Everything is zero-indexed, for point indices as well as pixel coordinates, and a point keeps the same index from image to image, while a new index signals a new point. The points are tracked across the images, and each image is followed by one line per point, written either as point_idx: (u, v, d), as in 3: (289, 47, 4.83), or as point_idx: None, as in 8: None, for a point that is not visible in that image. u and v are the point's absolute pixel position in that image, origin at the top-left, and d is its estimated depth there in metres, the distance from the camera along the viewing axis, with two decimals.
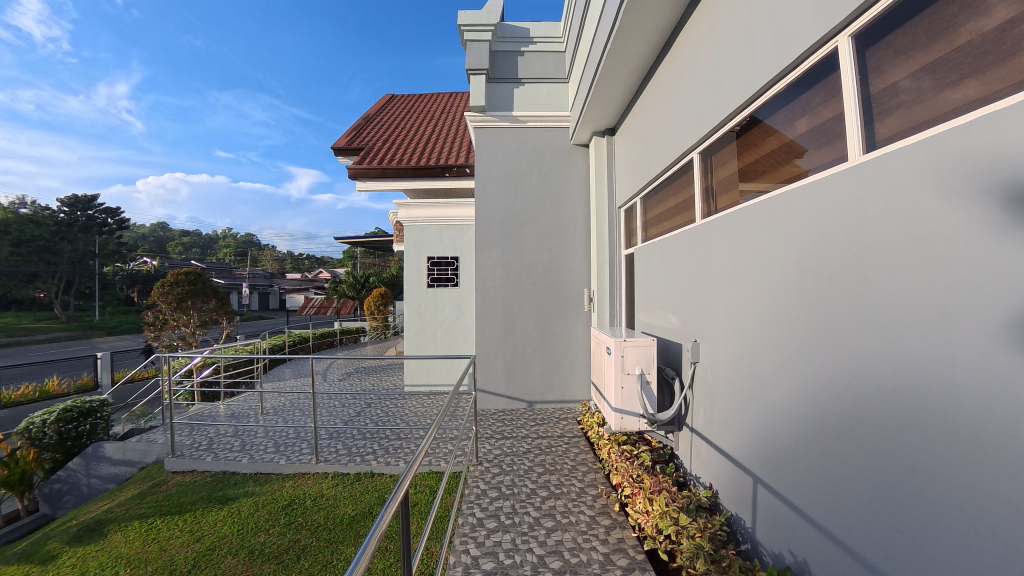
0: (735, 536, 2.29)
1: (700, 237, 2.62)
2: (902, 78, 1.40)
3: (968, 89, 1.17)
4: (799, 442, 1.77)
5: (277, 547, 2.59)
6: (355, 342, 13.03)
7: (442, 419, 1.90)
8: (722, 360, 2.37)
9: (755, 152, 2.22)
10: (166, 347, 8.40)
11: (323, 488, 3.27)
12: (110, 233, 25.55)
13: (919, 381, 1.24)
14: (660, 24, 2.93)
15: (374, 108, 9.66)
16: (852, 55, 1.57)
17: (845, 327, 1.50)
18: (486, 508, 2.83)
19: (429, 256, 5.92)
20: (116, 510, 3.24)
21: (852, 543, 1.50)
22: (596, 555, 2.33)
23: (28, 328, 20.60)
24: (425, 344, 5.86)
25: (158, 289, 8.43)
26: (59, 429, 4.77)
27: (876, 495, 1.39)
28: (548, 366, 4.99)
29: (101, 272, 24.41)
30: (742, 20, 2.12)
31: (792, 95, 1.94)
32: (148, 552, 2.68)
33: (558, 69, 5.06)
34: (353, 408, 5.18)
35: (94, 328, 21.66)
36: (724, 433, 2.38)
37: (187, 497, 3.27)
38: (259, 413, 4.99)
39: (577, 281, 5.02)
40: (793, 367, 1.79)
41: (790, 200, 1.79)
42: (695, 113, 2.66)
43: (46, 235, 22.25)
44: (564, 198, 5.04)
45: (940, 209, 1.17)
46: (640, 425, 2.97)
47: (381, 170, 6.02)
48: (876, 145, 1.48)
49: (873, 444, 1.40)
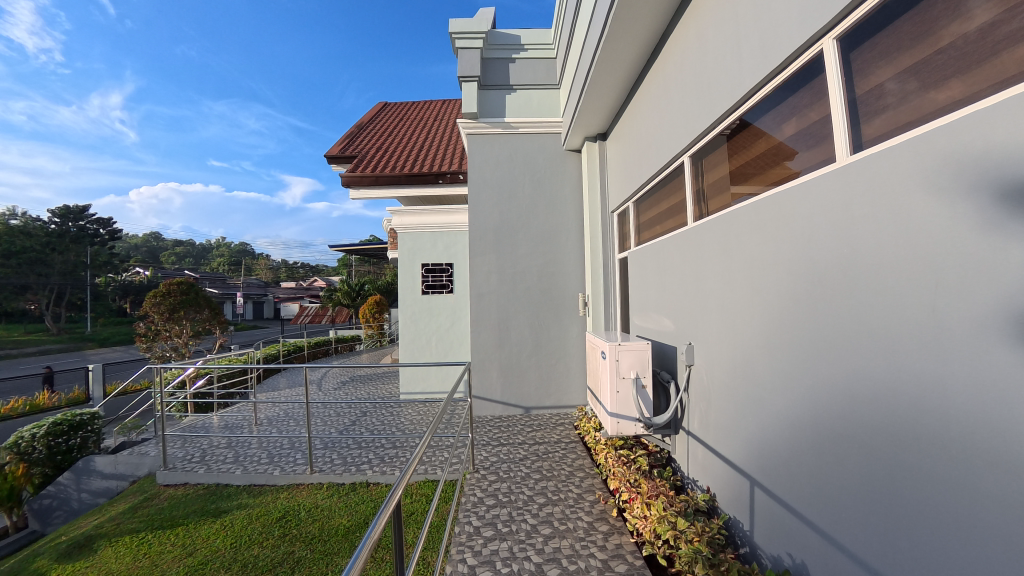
0: (733, 540, 2.27)
1: (693, 240, 2.62)
2: (887, 80, 1.41)
3: (952, 89, 1.18)
4: (795, 443, 1.76)
5: (271, 560, 2.55)
6: (352, 350, 13.10)
7: (437, 424, 1.84)
8: (718, 364, 2.36)
9: (746, 155, 2.22)
10: (159, 359, 8.42)
11: (318, 498, 3.24)
12: (101, 244, 25.34)
13: (915, 381, 1.23)
14: (649, 30, 2.96)
15: (367, 116, 9.76)
16: (837, 58, 1.58)
17: (841, 328, 1.49)
18: (483, 516, 2.81)
19: (423, 263, 5.91)
20: (107, 525, 3.18)
21: (851, 544, 1.49)
22: (594, 562, 2.30)
23: (19, 340, 20.45)
24: (420, 351, 5.84)
25: (150, 299, 8.36)
26: (49, 443, 4.74)
27: (874, 494, 1.38)
28: (544, 371, 4.98)
29: (93, 283, 24.31)
30: (729, 27, 2.14)
31: (780, 98, 1.95)
32: (141, 566, 2.63)
33: (549, 75, 5.10)
34: (348, 417, 5.15)
35: (86, 340, 21.50)
36: (721, 437, 2.36)
37: (180, 511, 3.21)
38: (253, 424, 4.95)
39: (572, 287, 5.03)
40: (788, 368, 1.79)
41: (781, 202, 1.80)
42: (685, 117, 2.68)
43: (38, 246, 22.27)
44: (557, 203, 5.05)
45: (929, 209, 1.17)
46: (636, 429, 2.95)
47: (375, 178, 6.02)
48: (863, 146, 1.49)
49: (870, 445, 1.39)
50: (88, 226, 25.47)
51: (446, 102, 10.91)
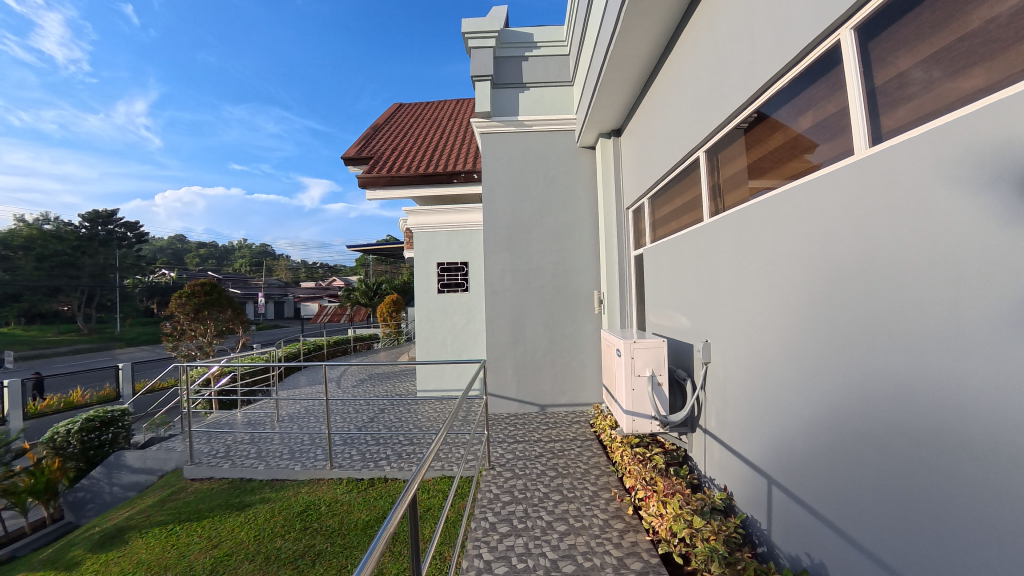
0: (751, 539, 2.25)
1: (708, 237, 2.59)
2: (908, 70, 1.37)
3: (976, 77, 1.15)
4: (812, 442, 1.74)
5: (293, 552, 2.62)
6: (370, 348, 13.30)
7: (451, 421, 1.85)
8: (734, 362, 2.33)
9: (763, 148, 2.19)
10: (184, 356, 8.67)
11: (337, 493, 3.30)
12: (129, 248, 26.26)
13: (934, 377, 1.21)
14: (662, 24, 2.93)
15: (382, 117, 9.88)
16: (856, 48, 1.54)
17: (860, 324, 1.46)
18: (499, 512, 2.83)
19: (438, 262, 5.96)
20: (137, 517, 3.31)
21: (869, 543, 1.47)
22: (609, 559, 2.30)
23: (53, 340, 21.31)
24: (436, 350, 5.90)
25: (176, 300, 8.61)
26: (83, 438, 5.02)
27: (894, 493, 1.35)
28: (559, 369, 4.98)
29: (121, 285, 25.17)
30: (744, 19, 2.11)
31: (797, 90, 1.92)
32: (169, 557, 2.73)
33: (562, 72, 5.08)
34: (366, 414, 5.23)
35: (115, 339, 22.28)
36: (738, 436, 2.33)
37: (206, 504, 3.32)
38: (275, 421, 5.08)
39: (587, 284, 5.01)
40: (805, 366, 1.77)
41: (797, 197, 1.77)
42: (700, 112, 2.65)
43: (68, 249, 23.04)
44: (571, 201, 5.04)
45: (949, 203, 1.14)
46: (652, 427, 2.94)
47: (390, 178, 6.09)
48: (882, 137, 1.46)
49: (888, 443, 1.37)
50: (117, 230, 26.41)
51: (461, 101, 10.98)
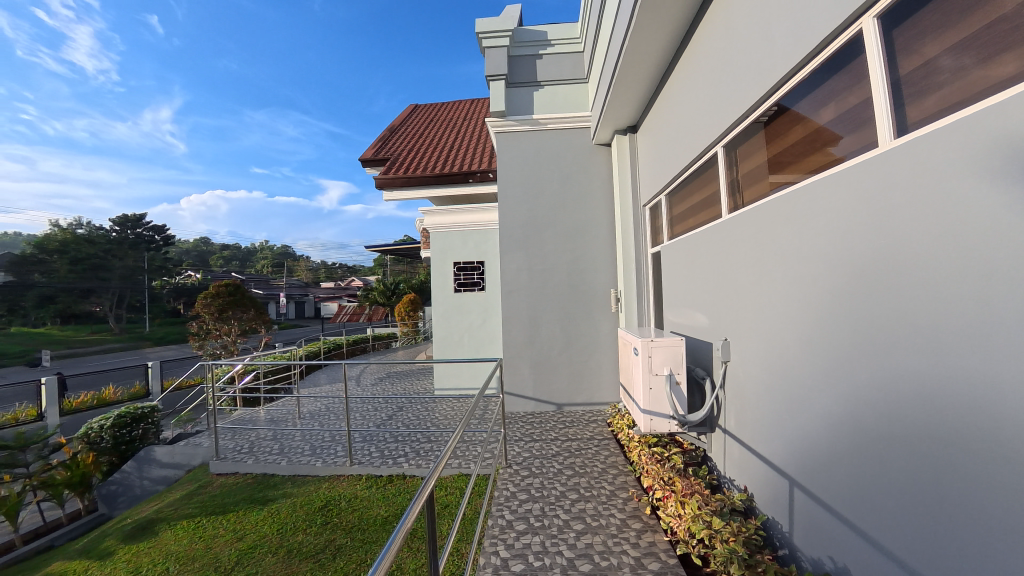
0: (772, 541, 2.21)
1: (727, 233, 2.55)
2: (934, 58, 1.33)
3: (1007, 64, 1.10)
4: (834, 442, 1.70)
5: (313, 546, 2.68)
6: (388, 348, 13.48)
7: (468, 419, 1.86)
8: (754, 360, 2.29)
9: (783, 142, 2.13)
10: (210, 355, 8.92)
11: (357, 489, 3.36)
12: (156, 250, 27.12)
13: (962, 377, 1.17)
14: (677, 19, 2.89)
15: (398, 117, 9.99)
16: (879, 36, 1.50)
17: (884, 322, 1.42)
18: (516, 510, 2.84)
19: (454, 261, 6.00)
20: (166, 510, 3.42)
21: (894, 547, 1.43)
22: (627, 559, 2.29)
23: (86, 340, 22.11)
24: (453, 348, 5.94)
25: (201, 300, 8.86)
26: (115, 433, 5.21)
27: (919, 495, 1.31)
28: (575, 368, 4.97)
29: (150, 286, 26.00)
30: (761, 11, 2.06)
31: (817, 82, 1.87)
32: (197, 549, 2.82)
33: (577, 70, 5.05)
34: (384, 412, 5.31)
35: (144, 338, 23.03)
36: (758, 435, 2.29)
37: (230, 498, 3.41)
38: (297, 418, 5.19)
39: (603, 282, 4.98)
40: (827, 364, 1.73)
41: (818, 192, 1.73)
42: (717, 107, 2.61)
43: (100, 253, 23.89)
44: (587, 198, 5.01)
45: (978, 195, 1.10)
46: (670, 426, 2.90)
47: (406, 178, 6.16)
48: (907, 128, 1.41)
49: (913, 444, 1.33)
50: (145, 233, 27.29)
51: (476, 101, 11.03)
